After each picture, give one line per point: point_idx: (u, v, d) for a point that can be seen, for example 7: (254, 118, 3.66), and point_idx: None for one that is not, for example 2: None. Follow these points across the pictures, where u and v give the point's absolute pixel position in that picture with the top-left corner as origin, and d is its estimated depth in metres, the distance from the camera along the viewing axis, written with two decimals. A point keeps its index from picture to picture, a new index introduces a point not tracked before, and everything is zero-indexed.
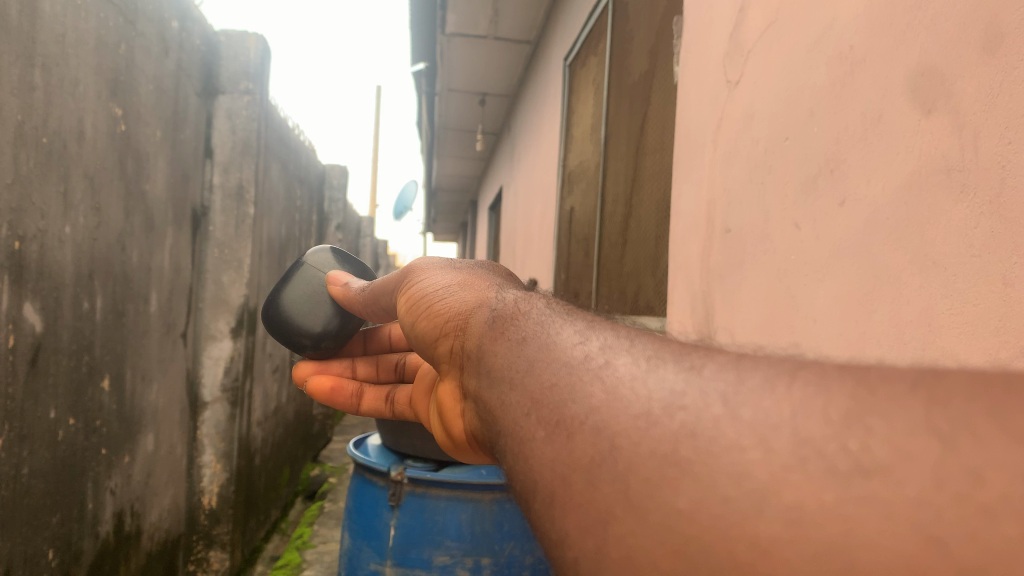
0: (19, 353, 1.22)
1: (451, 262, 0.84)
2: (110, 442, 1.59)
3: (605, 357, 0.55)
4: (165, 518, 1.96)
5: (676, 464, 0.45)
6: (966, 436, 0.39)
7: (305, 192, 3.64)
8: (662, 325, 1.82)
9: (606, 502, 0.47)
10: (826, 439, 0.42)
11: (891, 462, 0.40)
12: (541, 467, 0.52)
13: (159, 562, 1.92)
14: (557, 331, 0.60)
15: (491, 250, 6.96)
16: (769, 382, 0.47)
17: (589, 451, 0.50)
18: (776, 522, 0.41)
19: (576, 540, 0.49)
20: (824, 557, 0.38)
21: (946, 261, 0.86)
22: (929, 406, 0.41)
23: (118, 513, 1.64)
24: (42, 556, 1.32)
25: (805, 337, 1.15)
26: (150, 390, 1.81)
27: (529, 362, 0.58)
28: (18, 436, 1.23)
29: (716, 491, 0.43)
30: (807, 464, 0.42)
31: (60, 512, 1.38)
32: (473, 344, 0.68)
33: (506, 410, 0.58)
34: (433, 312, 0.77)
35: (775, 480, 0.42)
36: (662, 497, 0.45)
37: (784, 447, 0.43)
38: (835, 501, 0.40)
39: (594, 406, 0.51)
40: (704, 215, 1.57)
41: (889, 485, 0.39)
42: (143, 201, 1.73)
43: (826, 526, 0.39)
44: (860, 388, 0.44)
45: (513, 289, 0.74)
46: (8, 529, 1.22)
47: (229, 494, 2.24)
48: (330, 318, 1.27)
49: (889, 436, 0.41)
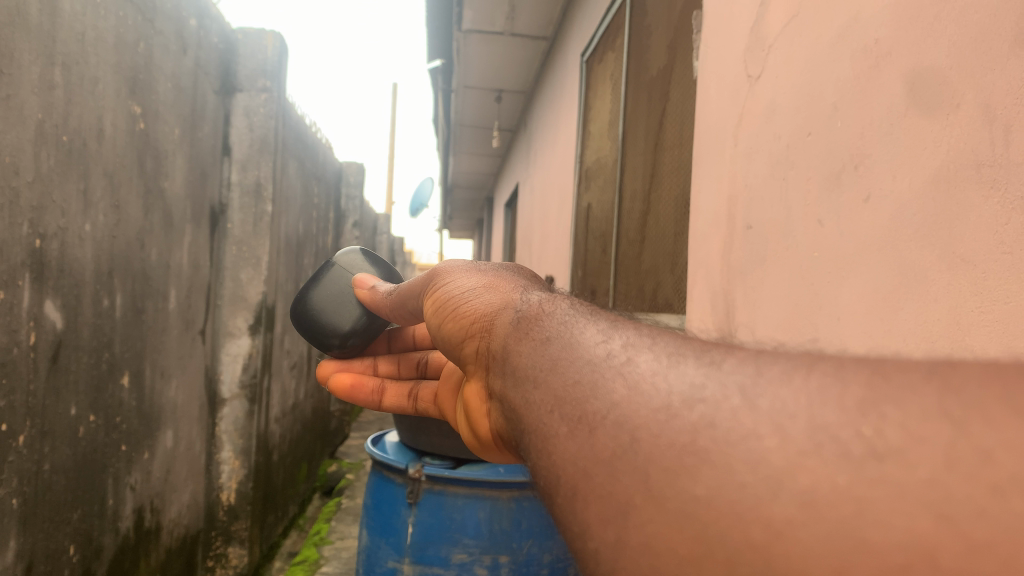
0: (41, 349, 1.23)
1: (475, 264, 0.84)
2: (130, 438, 1.60)
3: (627, 354, 0.54)
4: (184, 514, 1.97)
5: (695, 453, 0.45)
6: (978, 419, 0.38)
7: (322, 189, 3.65)
8: (681, 322, 1.81)
9: (626, 492, 0.47)
10: (841, 425, 0.42)
11: (903, 445, 0.39)
12: (564, 462, 0.52)
13: (178, 558, 1.93)
14: (581, 330, 0.59)
15: (508, 247, 6.96)
16: (787, 374, 0.46)
17: (610, 445, 0.49)
18: (789, 504, 0.40)
19: (597, 531, 0.48)
20: (838, 538, 0.38)
21: (976, 259, 0.85)
22: (942, 394, 0.40)
23: (138, 509, 1.65)
24: (63, 551, 1.34)
25: (828, 334, 1.14)
26: (169, 387, 1.82)
27: (552, 361, 0.58)
28: (39, 432, 1.24)
29: (733, 477, 0.43)
30: (822, 450, 0.41)
31: (81, 507, 1.40)
32: (498, 345, 0.68)
33: (530, 408, 0.58)
34: (459, 314, 0.77)
35: (792, 466, 0.41)
36: (680, 485, 0.44)
37: (800, 434, 0.43)
38: (849, 484, 0.39)
39: (615, 401, 0.50)
40: (725, 210, 1.56)
41: (902, 468, 0.39)
42: (162, 199, 1.74)
43: (839, 507, 0.39)
44: (874, 377, 0.43)
45: (537, 290, 0.74)
46: (31, 524, 1.23)
47: (246, 491, 2.25)
48: (359, 315, 1.27)
49: (903, 421, 0.40)
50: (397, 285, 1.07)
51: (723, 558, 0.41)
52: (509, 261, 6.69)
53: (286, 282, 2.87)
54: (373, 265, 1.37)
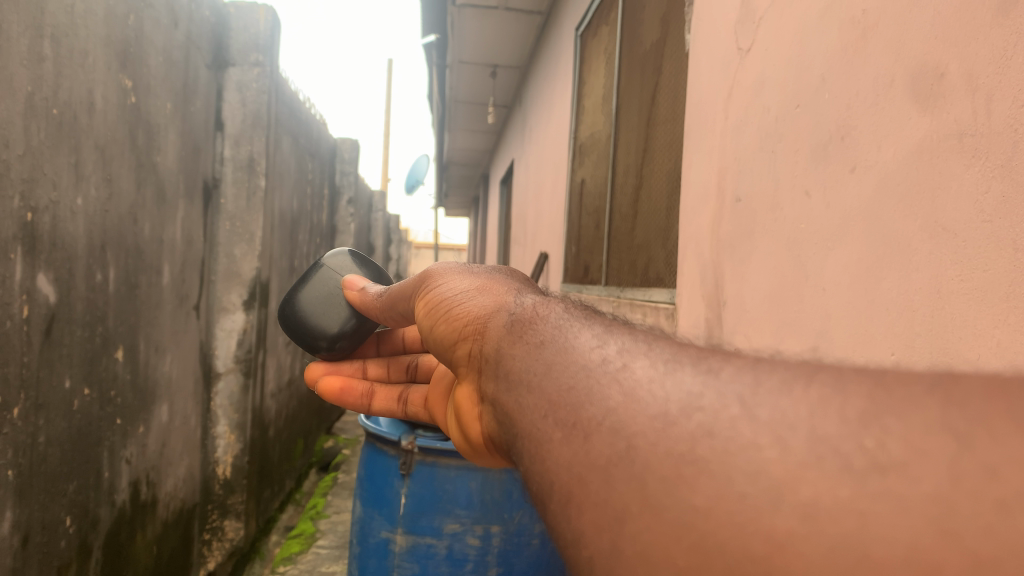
0: (33, 322, 1.24)
1: (468, 266, 0.84)
2: (125, 412, 1.60)
3: (622, 360, 0.55)
4: (180, 488, 1.99)
5: (693, 462, 0.45)
6: (981, 434, 0.39)
7: (316, 166, 3.64)
8: (672, 297, 1.81)
9: (622, 500, 0.47)
10: (842, 437, 0.42)
11: (906, 459, 0.40)
12: (558, 469, 0.53)
13: (175, 531, 1.95)
14: (575, 334, 0.60)
15: (502, 223, 6.95)
16: (787, 385, 0.47)
17: (606, 452, 0.50)
18: (791, 516, 0.41)
19: (591, 539, 0.49)
20: (841, 549, 0.38)
21: (956, 227, 0.86)
22: (945, 408, 0.41)
23: (134, 482, 1.67)
24: (59, 523, 1.35)
25: (815, 307, 1.15)
26: (163, 362, 1.83)
27: (546, 365, 0.58)
28: (33, 405, 1.25)
29: (733, 487, 0.43)
30: (823, 462, 0.42)
31: (76, 480, 1.40)
32: (490, 348, 0.68)
33: (523, 412, 0.58)
34: (451, 316, 0.77)
35: (792, 477, 0.42)
36: (679, 494, 0.45)
37: (801, 445, 0.43)
38: (851, 497, 0.40)
39: (611, 407, 0.51)
40: (715, 185, 1.57)
41: (905, 481, 0.39)
42: (154, 172, 1.73)
43: (841, 520, 0.39)
44: (877, 392, 0.44)
45: (530, 292, 0.74)
46: (26, 496, 1.24)
47: (242, 465, 2.27)
48: (347, 318, 1.26)
49: (905, 435, 0.41)
50: (388, 287, 1.08)
51: (720, 567, 0.41)
52: (504, 238, 6.68)
53: (280, 260, 2.87)
54: (362, 267, 1.36)
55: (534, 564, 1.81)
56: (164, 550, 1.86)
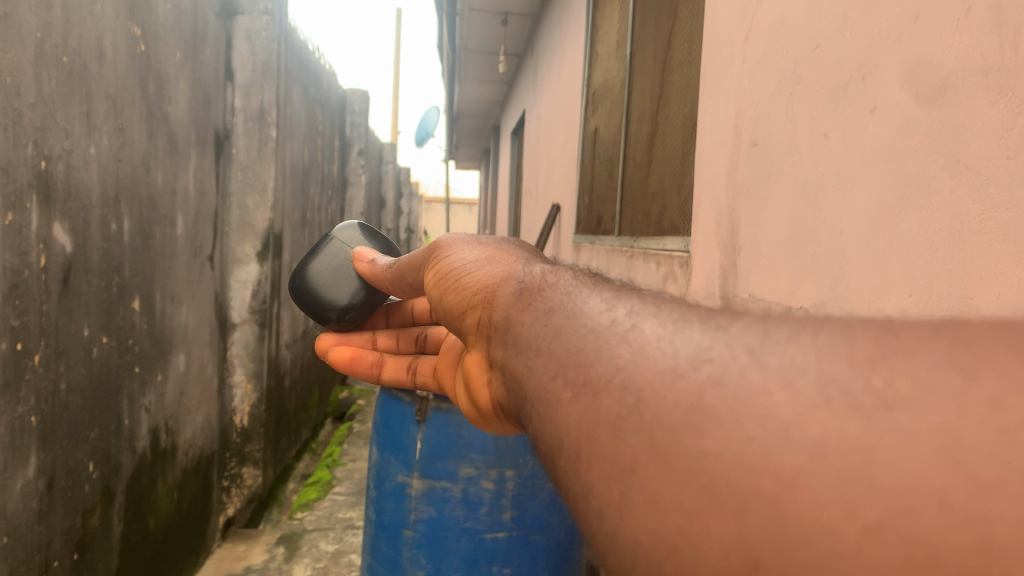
0: (51, 272, 1.25)
1: (477, 237, 0.84)
2: (143, 361, 1.63)
3: (631, 321, 0.55)
4: (199, 435, 2.02)
5: (702, 411, 0.46)
6: (988, 369, 0.39)
7: (327, 116, 3.62)
8: (686, 245, 1.80)
9: (632, 451, 0.48)
10: (849, 378, 0.43)
11: (914, 395, 0.40)
12: (567, 426, 0.53)
13: (195, 478, 1.99)
14: (584, 299, 0.60)
15: (514, 173, 6.91)
16: (796, 334, 0.47)
17: (615, 407, 0.50)
18: (800, 454, 0.41)
19: (601, 491, 0.49)
20: (848, 482, 0.39)
21: (980, 166, 0.85)
22: (952, 347, 0.42)
23: (154, 430, 1.69)
24: (83, 469, 1.38)
25: (832, 251, 1.15)
26: (179, 312, 1.84)
27: (555, 329, 0.59)
28: (53, 353, 1.27)
29: (742, 431, 0.44)
30: (832, 403, 0.42)
31: (98, 427, 1.43)
32: (499, 316, 0.68)
33: (533, 375, 0.59)
34: (460, 286, 0.77)
35: (801, 418, 0.42)
36: (687, 442, 0.45)
37: (809, 388, 0.43)
38: (858, 432, 0.40)
39: (621, 364, 0.52)
40: (732, 128, 1.55)
41: (911, 415, 0.39)
42: (166, 123, 1.72)
43: (848, 455, 0.40)
44: (885, 335, 0.45)
45: (539, 262, 0.74)
46: (50, 441, 1.27)
47: (259, 413, 2.33)
48: (356, 290, 1.27)
49: (912, 373, 0.41)
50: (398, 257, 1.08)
51: (732, 509, 0.42)
52: (516, 190, 6.65)
53: (292, 210, 2.87)
54: (371, 240, 1.36)
55: (551, 508, 1.81)
56: (185, 496, 1.90)
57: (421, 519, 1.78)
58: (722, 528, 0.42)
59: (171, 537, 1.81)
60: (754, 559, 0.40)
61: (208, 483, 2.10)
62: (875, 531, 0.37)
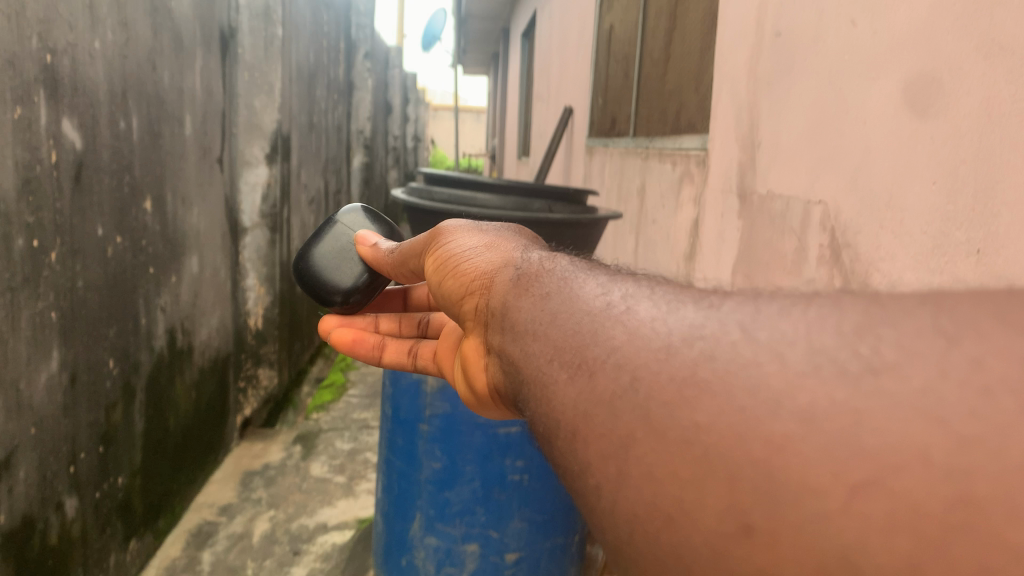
0: (63, 169, 1.24)
1: (476, 224, 0.80)
2: (157, 261, 1.63)
3: (626, 304, 0.54)
4: (213, 337, 2.05)
5: (695, 384, 0.45)
6: (969, 333, 0.40)
7: (332, 17, 3.55)
8: (703, 143, 1.76)
9: (627, 424, 0.48)
10: (838, 347, 0.43)
11: (899, 360, 0.40)
12: (563, 408, 0.52)
13: (212, 377, 2.03)
14: (581, 284, 0.58)
15: (524, 75, 6.78)
16: (785, 310, 0.47)
17: (610, 387, 0.50)
18: (789, 421, 0.41)
19: (598, 467, 0.49)
20: (836, 446, 0.39)
21: (1014, 45, 0.81)
22: (935, 313, 0.42)
23: (170, 329, 1.72)
24: (104, 365, 1.41)
25: (854, 140, 1.12)
26: (190, 213, 1.84)
27: (551, 315, 0.57)
28: (69, 250, 1.28)
29: (733, 401, 0.43)
30: (821, 370, 0.42)
31: (116, 325, 1.45)
32: (497, 303, 0.65)
33: (529, 359, 0.57)
34: (458, 272, 0.74)
35: (790, 386, 0.42)
36: (681, 414, 0.45)
37: (798, 359, 0.43)
38: (847, 398, 0.40)
39: (616, 346, 0.51)
40: (755, 20, 1.49)
41: (895, 380, 0.39)
42: (171, 20, 1.69)
43: (837, 419, 0.40)
44: (871, 306, 0.45)
45: (538, 249, 0.71)
46: (71, 336, 1.30)
47: (272, 317, 2.45)
48: (361, 272, 1.08)
49: (898, 339, 0.41)
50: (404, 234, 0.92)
51: (724, 476, 0.42)
52: (525, 95, 6.55)
53: (300, 114, 2.84)
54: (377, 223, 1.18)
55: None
56: (203, 394, 1.95)
57: (436, 414, 1.52)
58: (715, 496, 0.42)
59: (189, 434, 1.87)
60: (746, 523, 0.41)
61: (225, 383, 2.15)
62: (861, 490, 0.37)
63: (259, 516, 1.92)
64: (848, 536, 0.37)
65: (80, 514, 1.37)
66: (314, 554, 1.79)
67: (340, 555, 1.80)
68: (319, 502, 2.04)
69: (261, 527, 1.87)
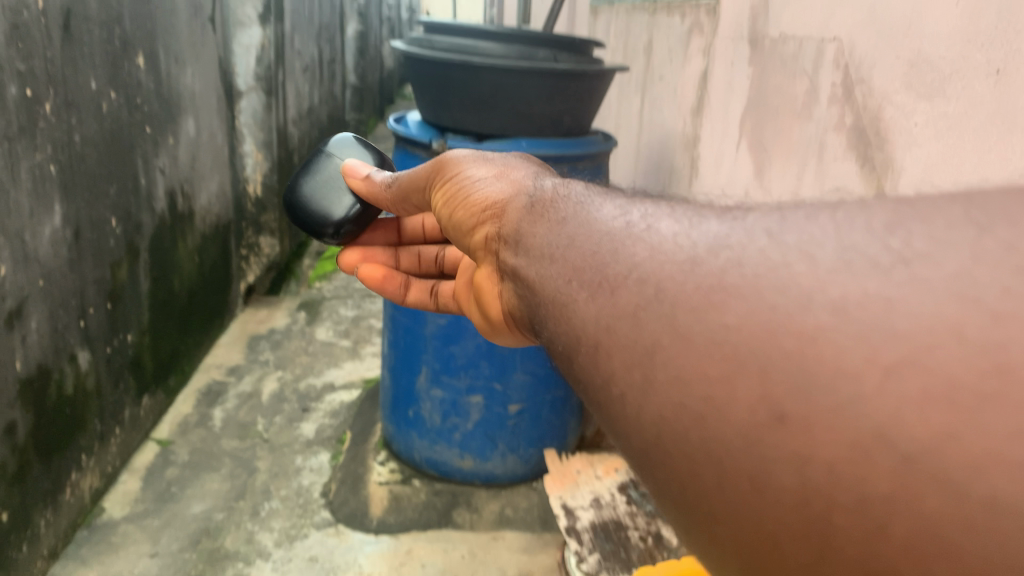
0: (51, 17, 1.19)
1: (488, 153, 0.79)
2: (154, 121, 1.60)
3: (646, 223, 0.50)
4: (213, 203, 2.04)
5: (722, 289, 0.42)
6: (1002, 220, 0.36)
7: None
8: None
9: (652, 333, 0.44)
10: (869, 244, 0.39)
11: (929, 250, 0.36)
12: (584, 325, 0.49)
13: (213, 242, 2.05)
14: (597, 207, 0.56)
15: None
16: (813, 215, 0.43)
17: (633, 300, 0.46)
18: (822, 311, 0.37)
19: (622, 377, 0.45)
20: (870, 332, 0.35)
21: None
22: (967, 207, 0.38)
23: (170, 191, 1.72)
24: (105, 223, 1.41)
25: None
26: (184, 74, 1.78)
27: (568, 237, 0.55)
28: (64, 104, 1.25)
29: (763, 300, 0.40)
30: (852, 266, 0.38)
31: (116, 184, 1.45)
32: (510, 228, 0.64)
33: (546, 283, 0.55)
34: (469, 200, 0.73)
35: (819, 283, 0.38)
36: (708, 318, 0.41)
37: (828, 257, 0.39)
38: (877, 288, 0.36)
39: (637, 262, 0.47)
40: None
41: (929, 267, 0.35)
42: None
43: (868, 308, 0.36)
44: (901, 205, 0.40)
45: (551, 176, 0.69)
46: (70, 192, 1.28)
47: (271, 184, 2.47)
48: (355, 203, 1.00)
49: (929, 232, 0.37)
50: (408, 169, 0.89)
51: (756, 370, 0.38)
52: None
53: None
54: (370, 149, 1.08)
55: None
56: (205, 260, 2.00)
57: None
58: (747, 390, 0.38)
59: (194, 297, 1.94)
60: (779, 412, 0.36)
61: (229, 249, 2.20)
62: (896, 371, 0.33)
63: (268, 375, 2.05)
64: (881, 412, 0.33)
65: (93, 366, 1.41)
66: (324, 410, 1.92)
67: (347, 411, 1.94)
68: (326, 362, 2.16)
69: (270, 386, 2.00)
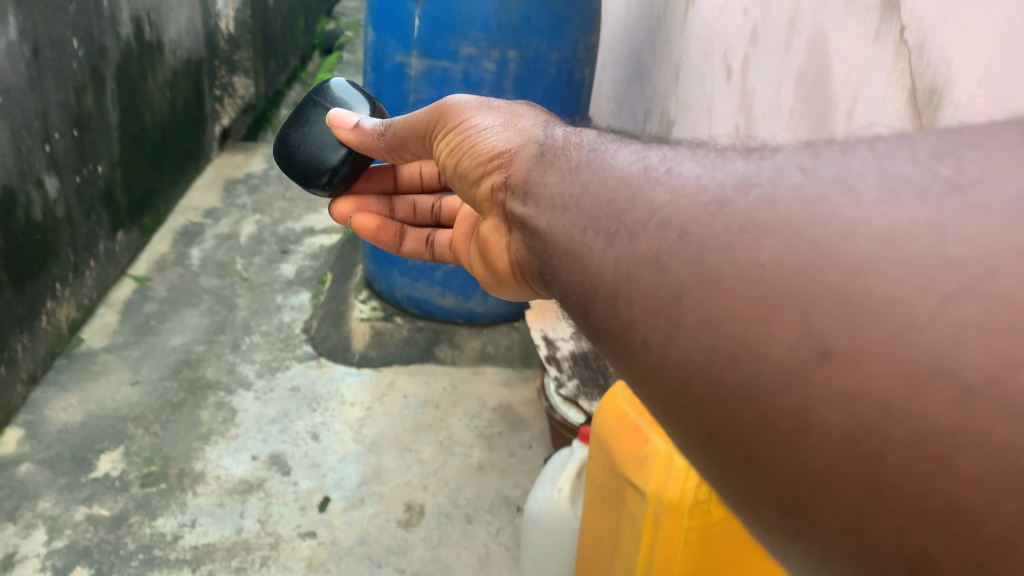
0: None
1: (488, 99, 0.75)
2: None
3: (666, 165, 0.46)
4: (184, 37, 1.95)
5: (752, 229, 0.36)
6: None
7: None
8: None
9: (675, 275, 0.38)
10: (918, 171, 0.33)
11: (986, 174, 0.31)
12: (601, 274, 0.44)
13: (184, 77, 1.98)
14: (611, 154, 0.52)
15: None
16: (847, 143, 0.38)
17: (655, 245, 0.41)
18: (866, 243, 0.32)
19: (644, 325, 0.39)
20: (921, 261, 0.30)
21: None
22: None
23: (137, 19, 1.66)
24: (67, 43, 1.37)
25: None
26: None
27: (582, 186, 0.50)
28: None
29: (799, 235, 0.34)
30: (899, 197, 0.32)
31: (77, 3, 1.39)
32: (520, 176, 0.61)
33: (558, 236, 0.50)
34: (474, 148, 0.69)
35: (859, 215, 0.33)
36: (738, 255, 0.36)
37: (870, 187, 0.34)
38: (928, 217, 0.31)
39: (658, 205, 0.42)
40: None
41: (986, 190, 0.31)
42: None
43: (916, 241, 0.31)
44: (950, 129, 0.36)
45: (560, 123, 0.66)
46: (26, 7, 1.23)
47: (245, 22, 2.35)
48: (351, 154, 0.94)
49: (985, 155, 0.32)
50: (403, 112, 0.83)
51: (795, 309, 0.33)
52: None
53: None
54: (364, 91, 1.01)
55: (567, 72, 1.50)
56: (177, 95, 1.94)
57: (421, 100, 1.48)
58: (786, 324, 0.33)
59: (166, 133, 1.90)
60: (823, 345, 0.31)
61: (204, 92, 2.15)
62: (958, 298, 0.29)
63: (246, 219, 2.05)
64: (943, 334, 0.28)
65: (62, 196, 1.41)
66: (302, 253, 1.94)
67: (328, 254, 1.94)
68: (305, 209, 2.15)
69: (248, 228, 2.01)
